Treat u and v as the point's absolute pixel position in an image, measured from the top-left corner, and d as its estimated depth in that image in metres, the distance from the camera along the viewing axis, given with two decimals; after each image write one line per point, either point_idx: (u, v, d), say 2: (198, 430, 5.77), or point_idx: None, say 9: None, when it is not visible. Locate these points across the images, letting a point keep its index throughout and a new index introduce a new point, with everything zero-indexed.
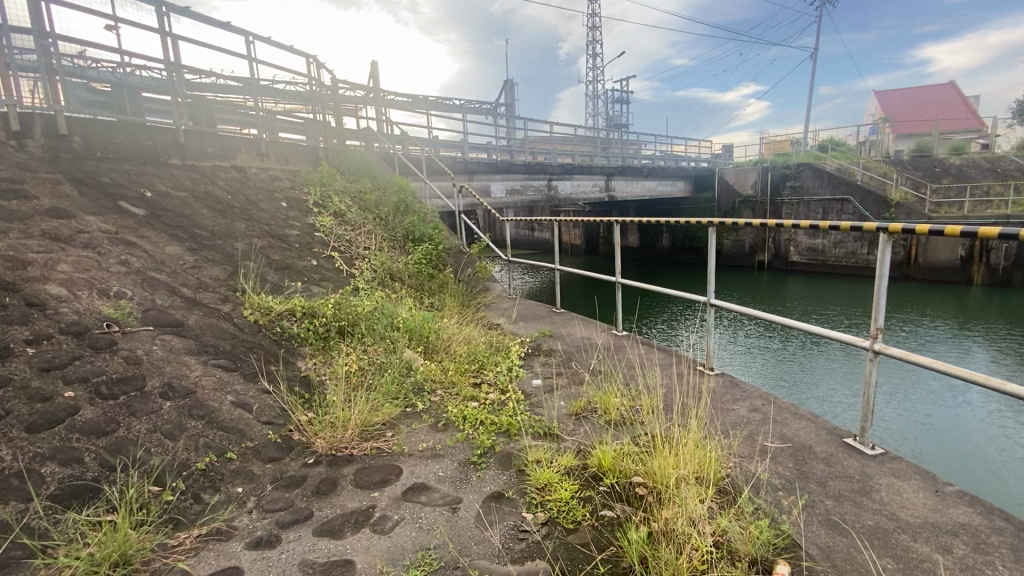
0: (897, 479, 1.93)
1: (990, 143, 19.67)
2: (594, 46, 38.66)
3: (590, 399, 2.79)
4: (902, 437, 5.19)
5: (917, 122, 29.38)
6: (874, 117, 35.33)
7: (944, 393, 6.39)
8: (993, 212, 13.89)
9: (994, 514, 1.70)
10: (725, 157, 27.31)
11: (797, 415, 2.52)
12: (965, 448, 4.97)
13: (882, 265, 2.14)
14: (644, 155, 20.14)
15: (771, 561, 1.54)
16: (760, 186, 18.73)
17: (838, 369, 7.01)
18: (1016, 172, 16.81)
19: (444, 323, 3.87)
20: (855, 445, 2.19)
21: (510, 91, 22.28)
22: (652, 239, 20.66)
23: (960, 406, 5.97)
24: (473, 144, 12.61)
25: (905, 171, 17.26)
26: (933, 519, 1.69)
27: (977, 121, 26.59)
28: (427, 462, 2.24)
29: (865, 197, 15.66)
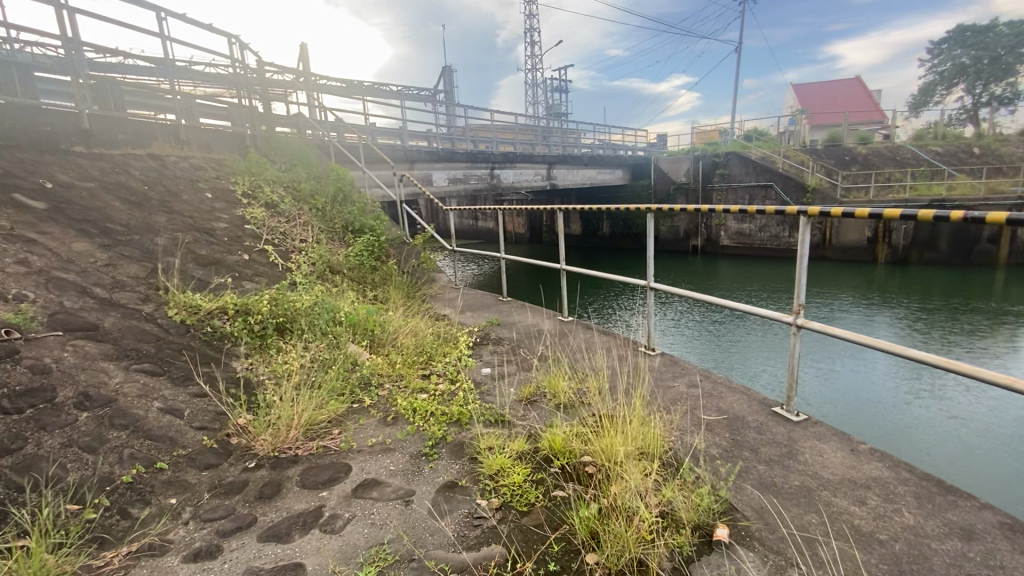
0: (819, 441, 2.10)
1: (891, 133, 21.58)
2: (532, 34, 38.98)
3: (539, 384, 2.85)
4: (824, 404, 5.67)
5: (829, 114, 31.82)
6: (792, 109, 37.91)
7: (856, 358, 7.02)
8: (894, 197, 15.30)
9: (900, 467, 1.90)
10: (660, 145, 28.38)
11: (731, 388, 2.68)
12: (874, 407, 5.51)
13: (802, 246, 2.29)
14: (584, 144, 20.50)
15: (711, 525, 1.65)
16: (692, 174, 19.61)
17: (764, 342, 7.50)
18: (913, 160, 18.58)
19: (389, 315, 3.79)
20: (782, 413, 2.35)
21: (449, 78, 21.91)
22: (592, 226, 21.15)
23: (867, 369, 6.60)
24: (412, 131, 12.30)
25: (819, 159, 18.65)
26: (850, 475, 1.86)
27: (880, 115, 29.14)
28: (377, 457, 2.19)
29: (785, 184, 16.87)
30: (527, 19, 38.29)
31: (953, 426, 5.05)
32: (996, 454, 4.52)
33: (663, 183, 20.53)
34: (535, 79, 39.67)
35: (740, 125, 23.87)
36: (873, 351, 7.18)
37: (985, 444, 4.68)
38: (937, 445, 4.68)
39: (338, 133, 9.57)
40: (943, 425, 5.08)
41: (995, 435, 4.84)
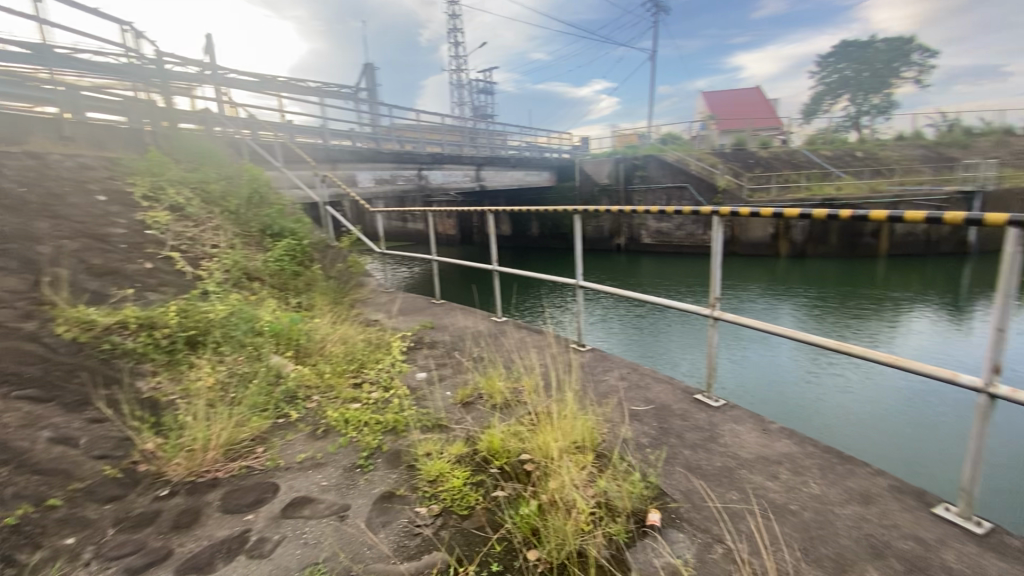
0: (736, 424, 2.27)
1: (787, 139, 23.74)
2: (455, 35, 38.81)
3: (475, 386, 2.84)
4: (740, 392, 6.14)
5: (735, 120, 34.47)
6: (703, 115, 40.63)
7: (764, 345, 7.66)
8: (791, 196, 16.85)
9: (805, 442, 2.10)
10: (584, 148, 29.32)
11: (657, 379, 2.82)
12: (781, 388, 6.04)
13: (716, 243, 2.46)
14: (511, 145, 20.72)
15: (643, 511, 1.73)
16: (614, 176, 20.43)
17: (684, 334, 7.98)
18: (806, 163, 20.56)
19: (315, 323, 3.62)
20: (704, 400, 2.52)
21: (370, 75, 21.26)
22: (522, 226, 21.40)
23: (774, 354, 7.23)
24: (333, 130, 11.82)
25: (727, 162, 20.13)
26: (764, 453, 2.03)
27: (779, 122, 31.95)
28: (307, 473, 2.09)
29: (698, 185, 18.08)
30: (450, 20, 38.08)
31: (847, 401, 5.65)
32: (883, 424, 5.10)
33: (588, 185, 21.21)
34: (460, 79, 39.54)
35: (657, 129, 25.22)
36: (778, 338, 7.86)
37: (872, 415, 5.30)
38: (836, 420, 5.21)
39: (251, 131, 8.98)
40: (840, 401, 5.66)
41: (882, 407, 5.47)
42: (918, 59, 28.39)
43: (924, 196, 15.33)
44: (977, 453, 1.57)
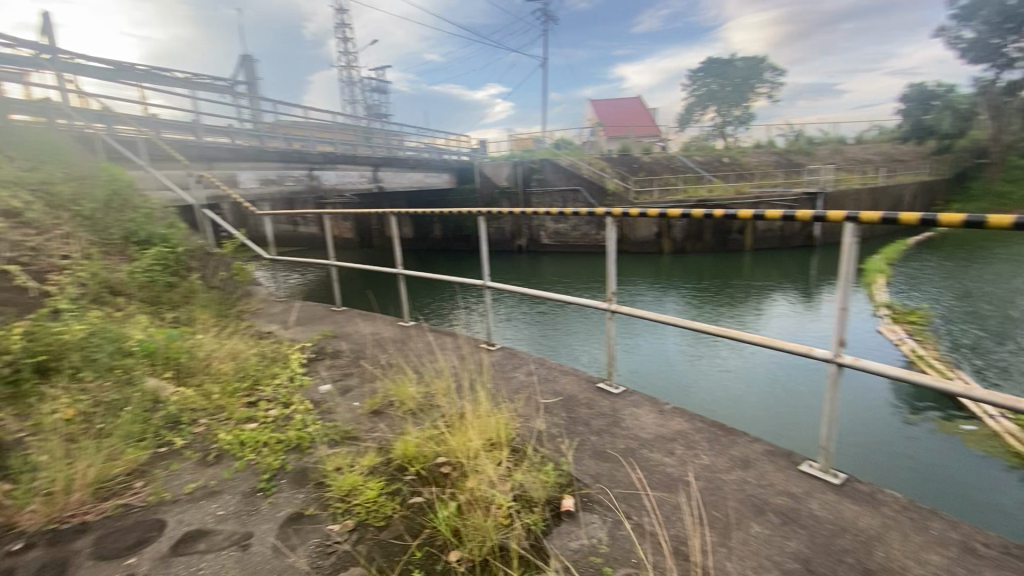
0: (636, 408, 2.46)
1: (666, 145, 25.99)
2: (344, 30, 37.19)
3: (385, 393, 2.76)
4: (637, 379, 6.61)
5: (620, 127, 37.00)
6: (592, 121, 43.08)
7: (654, 333, 8.32)
8: (672, 198, 18.46)
9: (695, 419, 2.33)
10: (481, 150, 29.65)
11: (563, 371, 2.96)
12: (671, 372, 6.61)
13: (610, 242, 2.64)
14: (408, 146, 20.32)
15: (558, 498, 1.82)
16: (512, 178, 20.87)
17: (584, 328, 8.40)
18: (682, 168, 22.67)
19: (198, 340, 3.26)
20: (606, 387, 2.69)
21: (249, 67, 19.61)
22: (423, 229, 21.06)
23: (663, 342, 7.87)
24: (209, 126, 10.76)
25: (615, 166, 21.55)
26: (661, 432, 2.22)
27: (658, 130, 34.83)
28: (199, 504, 1.89)
29: (591, 188, 19.17)
30: (337, 14, 36.40)
31: (725, 379, 6.35)
32: (755, 397, 5.80)
33: (487, 187, 21.46)
34: (351, 77, 37.99)
35: (550, 134, 26.25)
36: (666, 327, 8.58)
37: (745, 390, 6.01)
38: (718, 397, 5.82)
39: (106, 125, 7.88)
40: (720, 380, 6.33)
41: (754, 383, 6.21)
42: (769, 77, 32.57)
43: (777, 198, 17.62)
44: (829, 414, 1.86)
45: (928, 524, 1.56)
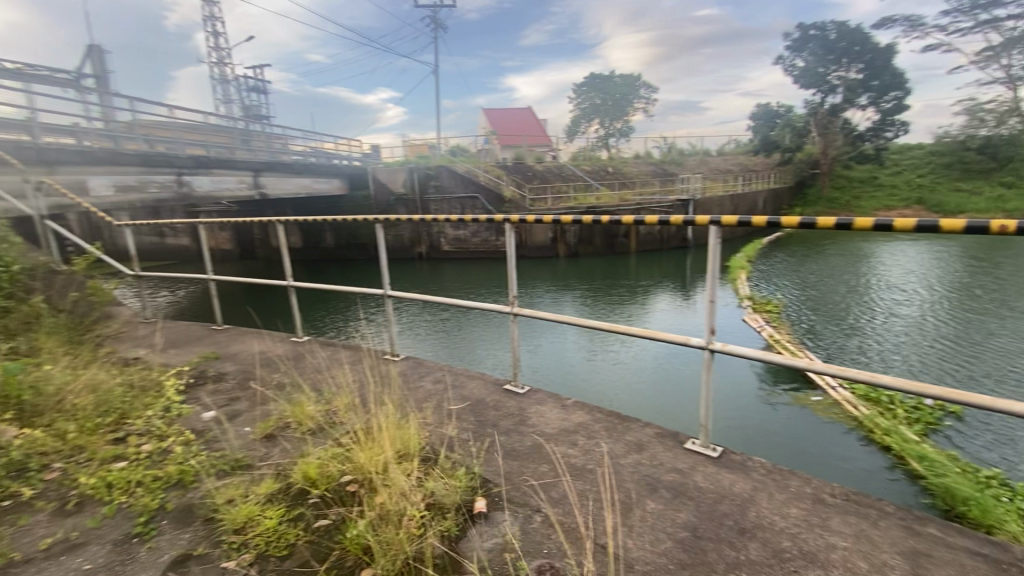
0: (541, 405, 2.57)
1: (557, 154, 27.26)
2: (213, 23, 34.02)
3: (281, 415, 2.59)
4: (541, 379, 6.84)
5: (513, 137, 38.05)
6: (485, 130, 43.92)
7: (554, 334, 8.67)
8: (564, 205, 19.40)
9: (595, 411, 2.49)
10: (375, 156, 28.79)
11: (470, 377, 3.00)
12: (572, 370, 6.94)
13: (510, 247, 2.73)
14: (294, 151, 19.11)
15: (471, 501, 1.85)
16: (409, 185, 20.45)
17: (489, 332, 8.51)
18: (573, 176, 23.92)
19: (43, 372, 2.80)
20: (512, 388, 2.77)
21: (96, 58, 17.18)
22: (313, 238, 19.88)
23: (564, 342, 8.24)
24: (46, 124, 9.24)
25: (510, 174, 22.13)
26: (565, 426, 2.35)
27: (549, 139, 36.40)
28: (58, 561, 1.64)
29: (488, 195, 19.48)
30: (204, 5, 33.20)
31: (620, 372, 6.81)
32: (647, 386, 6.29)
33: (382, 194, 20.89)
34: (224, 74, 34.80)
35: (445, 141, 26.28)
36: (566, 327, 8.99)
37: (638, 380, 6.49)
38: (615, 390, 6.22)
39: None
40: (616, 373, 6.76)
41: (645, 373, 6.73)
42: (644, 94, 35.60)
43: (657, 204, 19.27)
44: (707, 395, 2.09)
45: (788, 481, 1.82)
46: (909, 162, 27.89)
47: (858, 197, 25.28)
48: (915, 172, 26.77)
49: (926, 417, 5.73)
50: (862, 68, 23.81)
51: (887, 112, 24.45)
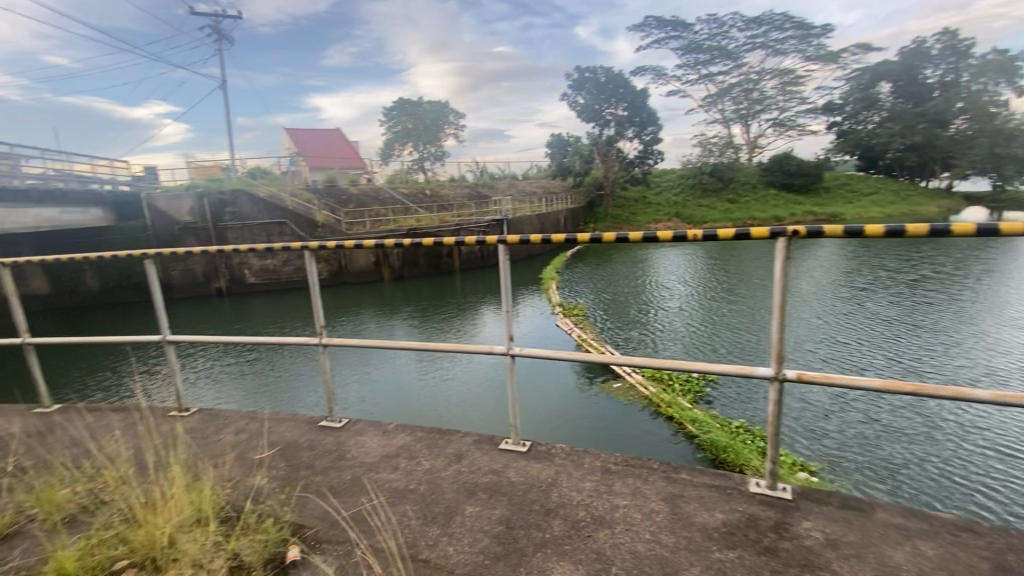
0: (360, 436, 2.50)
1: (371, 177, 26.63)
2: None
3: (19, 508, 2.03)
4: (374, 414, 6.62)
5: (323, 159, 36.02)
6: (289, 151, 40.74)
7: (388, 365, 8.48)
8: (383, 228, 19.04)
9: (415, 431, 2.52)
10: (150, 179, 24.42)
11: (280, 420, 2.76)
12: (407, 402, 6.88)
13: (312, 275, 2.56)
14: (29, 174, 15.14)
15: (282, 553, 1.71)
16: (199, 213, 17.90)
17: (313, 369, 7.88)
18: (390, 199, 23.66)
19: None
20: (328, 424, 2.64)
21: None
22: (67, 281, 15.92)
23: (398, 372, 8.11)
24: None
25: (322, 198, 20.88)
26: (386, 451, 2.33)
27: (363, 162, 35.37)
28: None
29: (297, 220, 18.06)
30: None
31: (455, 395, 6.99)
32: (480, 403, 6.59)
33: (163, 224, 17.88)
34: None
35: (242, 162, 23.60)
36: (400, 355, 8.86)
37: (472, 400, 6.72)
38: (449, 411, 6.36)
39: None
40: (450, 396, 6.90)
41: (477, 390, 7.03)
42: (454, 120, 37.13)
43: (474, 224, 20.20)
44: (513, 399, 2.25)
45: (582, 459, 2.11)
46: (668, 183, 34.27)
47: (635, 214, 30.13)
48: (673, 191, 32.98)
49: (694, 387, 7.13)
50: (626, 107, 28.61)
51: (649, 143, 29.75)
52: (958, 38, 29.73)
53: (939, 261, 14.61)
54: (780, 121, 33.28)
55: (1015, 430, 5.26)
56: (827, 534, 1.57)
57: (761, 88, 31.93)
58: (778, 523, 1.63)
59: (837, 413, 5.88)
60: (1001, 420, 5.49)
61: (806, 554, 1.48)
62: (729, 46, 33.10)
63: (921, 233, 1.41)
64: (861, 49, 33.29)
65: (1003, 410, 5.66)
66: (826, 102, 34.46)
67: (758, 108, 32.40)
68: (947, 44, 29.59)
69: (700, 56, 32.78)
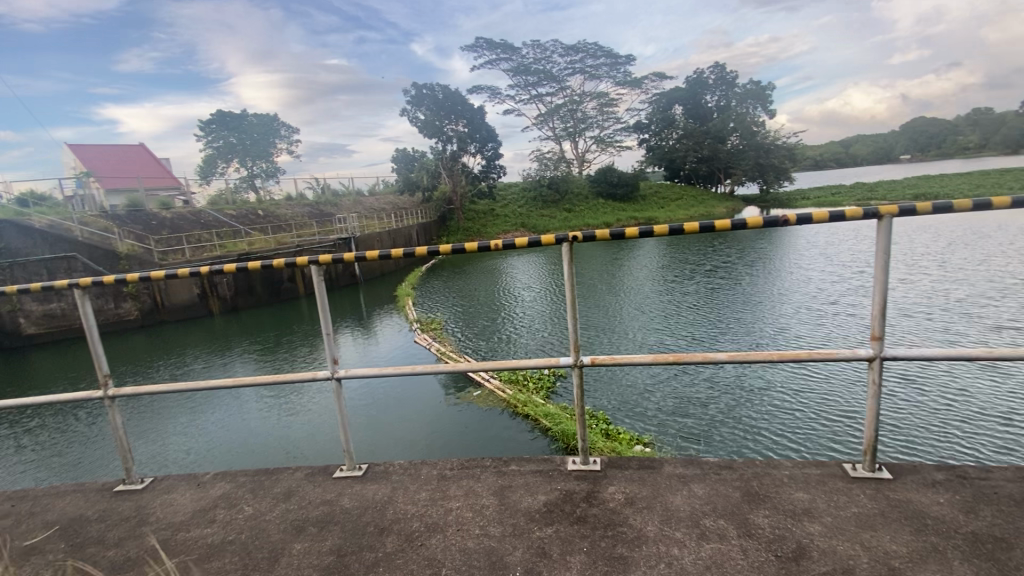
0: (169, 493, 2.20)
1: (189, 198, 23.39)
2: None
3: None
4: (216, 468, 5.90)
5: (122, 180, 30.66)
6: (74, 169, 33.82)
7: (227, 408, 7.58)
8: (209, 255, 16.85)
9: (237, 477, 2.29)
10: None
11: (59, 494, 2.30)
12: (255, 450, 6.23)
13: (87, 318, 2.18)
14: None
15: None
16: None
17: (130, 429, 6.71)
18: (215, 223, 21.09)
19: None
20: (126, 488, 2.27)
21: None
22: None
23: (239, 415, 7.27)
24: None
25: (125, 225, 17.77)
26: (200, 505, 2.08)
27: (177, 182, 30.92)
28: None
29: (91, 253, 15.08)
30: None
31: (309, 431, 6.52)
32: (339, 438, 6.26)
33: None
34: None
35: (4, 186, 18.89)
36: (240, 395, 7.96)
37: (329, 436, 6.34)
38: (310, 454, 5.93)
39: None
40: (304, 436, 6.42)
41: (336, 423, 6.66)
42: (286, 134, 34.50)
43: (317, 245, 18.99)
44: (344, 424, 2.17)
45: (420, 471, 2.14)
46: (513, 196, 36.17)
47: (485, 226, 31.23)
48: (518, 203, 34.90)
49: (546, 383, 7.64)
50: (465, 123, 29.58)
51: (491, 158, 31.12)
52: (726, 71, 36.60)
53: (727, 253, 17.78)
54: (602, 138, 37.40)
55: (781, 384, 6.61)
56: (627, 494, 1.82)
57: (583, 109, 35.58)
58: (589, 493, 1.85)
59: (663, 391, 6.77)
60: (772, 376, 6.85)
61: (609, 516, 1.70)
62: (553, 70, 36.25)
63: (664, 233, 1.75)
64: (658, 77, 39.05)
65: (773, 367, 7.08)
66: (636, 121, 39.67)
67: (582, 127, 36.03)
68: (719, 76, 36.22)
69: (529, 77, 35.32)
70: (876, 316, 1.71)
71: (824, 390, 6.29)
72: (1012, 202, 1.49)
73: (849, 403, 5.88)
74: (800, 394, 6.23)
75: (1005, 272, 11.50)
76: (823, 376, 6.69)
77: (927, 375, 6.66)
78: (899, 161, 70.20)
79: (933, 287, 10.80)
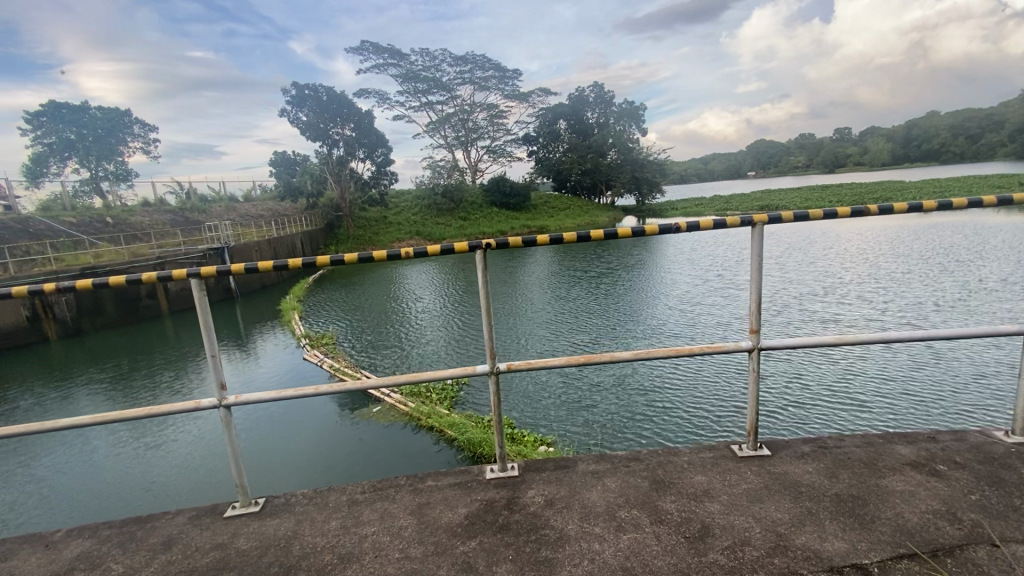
0: (5, 561, 1.79)
1: (11, 203, 19.49)
2: None
3: None
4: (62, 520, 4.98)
5: None
6: None
7: (72, 449, 6.41)
8: (41, 269, 14.18)
9: (100, 530, 1.93)
10: None
11: None
12: (112, 494, 5.36)
13: None
14: None
15: None
16: None
17: None
18: (48, 232, 17.84)
19: None
20: None
21: None
22: None
23: (89, 456, 6.20)
24: None
25: None
26: (51, 571, 1.72)
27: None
28: None
29: None
30: None
31: (181, 467, 5.74)
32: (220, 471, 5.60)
33: None
34: None
35: None
36: (90, 434, 6.77)
37: (207, 470, 5.65)
38: (180, 494, 5.24)
39: None
40: (175, 472, 5.65)
41: (213, 455, 5.97)
42: (140, 131, 30.32)
43: (184, 256, 16.88)
44: (235, 454, 1.93)
45: (327, 499, 1.98)
46: (405, 203, 35.45)
47: (377, 234, 30.22)
48: (411, 211, 34.31)
49: (449, 393, 7.56)
50: (353, 128, 28.44)
51: (381, 164, 30.23)
52: (604, 91, 39.56)
53: (611, 259, 19.13)
54: (493, 148, 38.23)
55: (666, 378, 7.22)
56: (546, 496, 1.85)
57: (474, 119, 36.10)
58: (509, 499, 1.84)
59: (563, 393, 7.04)
60: (658, 372, 7.46)
61: (531, 520, 1.72)
62: (443, 79, 36.28)
63: (572, 239, 1.81)
64: (543, 92, 40.98)
65: (658, 364, 7.72)
66: (524, 134, 41.18)
67: (474, 136, 36.52)
68: (598, 95, 39.06)
69: (419, 84, 34.97)
70: (753, 312, 1.92)
71: (702, 381, 6.99)
72: (851, 211, 1.77)
73: (722, 391, 6.61)
74: (682, 387, 6.87)
75: (828, 272, 13.81)
76: (700, 368, 7.43)
77: (779, 362, 7.72)
78: (746, 176, 81.04)
79: (778, 286, 12.61)
